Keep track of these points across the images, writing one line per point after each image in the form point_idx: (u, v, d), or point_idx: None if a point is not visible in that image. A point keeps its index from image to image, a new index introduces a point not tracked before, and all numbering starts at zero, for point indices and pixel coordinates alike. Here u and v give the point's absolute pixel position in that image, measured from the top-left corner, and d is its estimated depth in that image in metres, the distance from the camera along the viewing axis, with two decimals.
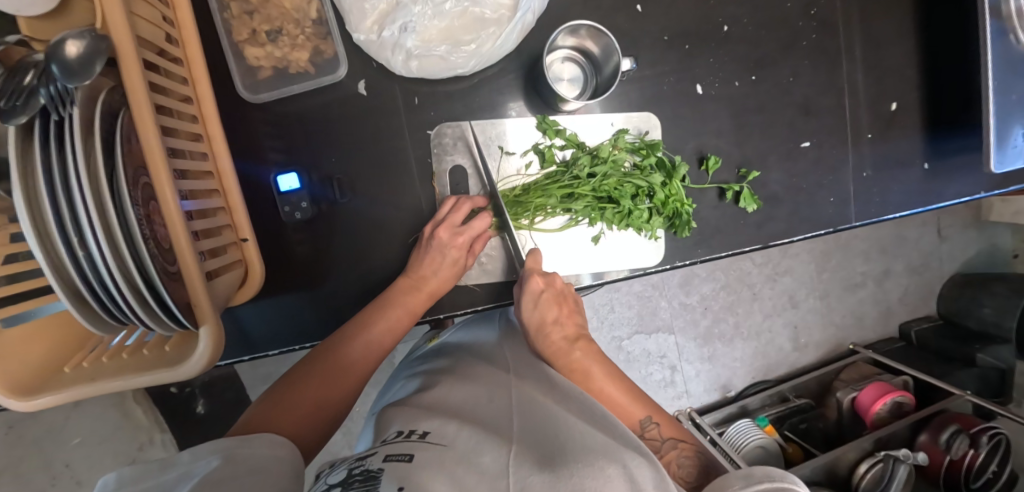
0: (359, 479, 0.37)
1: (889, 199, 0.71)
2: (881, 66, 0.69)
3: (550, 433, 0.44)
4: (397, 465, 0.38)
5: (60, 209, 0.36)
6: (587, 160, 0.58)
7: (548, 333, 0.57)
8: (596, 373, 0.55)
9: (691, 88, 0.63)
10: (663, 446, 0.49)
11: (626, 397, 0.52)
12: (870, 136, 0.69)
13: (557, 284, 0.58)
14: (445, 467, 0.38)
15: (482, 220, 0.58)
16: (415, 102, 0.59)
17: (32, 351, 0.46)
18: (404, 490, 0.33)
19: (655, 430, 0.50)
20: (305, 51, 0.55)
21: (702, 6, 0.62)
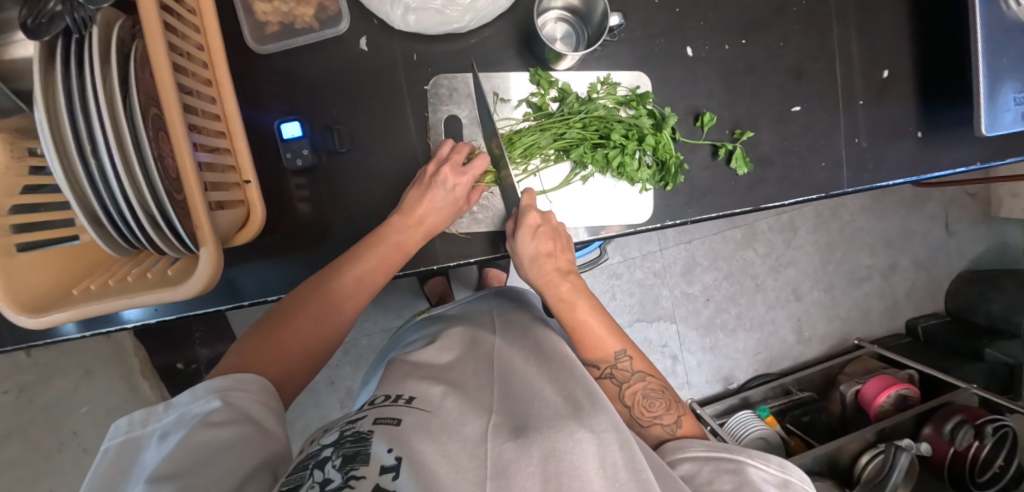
0: (350, 440, 0.38)
1: (882, 166, 0.71)
2: (872, 34, 0.70)
3: (527, 401, 0.45)
4: (387, 429, 0.39)
5: (76, 120, 0.39)
6: (578, 105, 0.60)
7: (542, 264, 0.59)
8: (581, 306, 0.59)
9: (682, 50, 0.65)
10: (631, 377, 0.55)
11: (604, 329, 0.58)
12: (862, 102, 0.70)
13: (554, 221, 0.60)
14: (432, 431, 0.39)
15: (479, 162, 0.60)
16: (414, 59, 0.62)
17: (47, 274, 0.49)
18: (393, 452, 0.35)
19: (626, 363, 0.56)
20: (310, 6, 0.58)
21: None
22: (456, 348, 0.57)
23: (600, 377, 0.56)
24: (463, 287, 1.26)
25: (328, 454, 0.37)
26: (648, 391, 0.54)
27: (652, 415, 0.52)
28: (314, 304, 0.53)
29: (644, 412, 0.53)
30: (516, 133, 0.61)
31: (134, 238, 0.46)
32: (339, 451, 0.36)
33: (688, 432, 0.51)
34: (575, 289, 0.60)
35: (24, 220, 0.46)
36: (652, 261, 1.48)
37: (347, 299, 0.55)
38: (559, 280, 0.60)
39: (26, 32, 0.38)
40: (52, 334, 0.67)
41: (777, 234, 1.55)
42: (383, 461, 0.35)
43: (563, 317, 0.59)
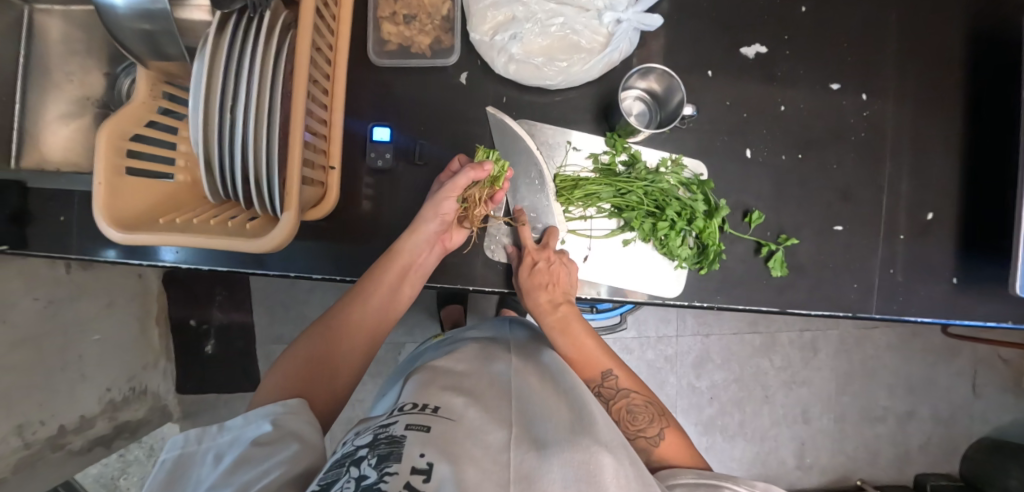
0: (384, 442, 0.39)
1: (912, 302, 0.73)
2: (922, 178, 0.74)
3: (545, 414, 0.47)
4: (418, 435, 0.40)
5: (228, 81, 0.46)
6: (645, 174, 0.65)
7: (537, 294, 0.64)
8: (574, 331, 0.64)
9: (741, 150, 0.70)
10: (616, 394, 0.60)
11: (595, 348, 0.64)
12: (902, 237, 0.73)
13: (550, 257, 0.64)
14: (457, 435, 0.41)
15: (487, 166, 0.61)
16: (503, 101, 0.68)
17: (141, 199, 0.57)
18: (426, 457, 0.37)
19: (613, 380, 0.61)
20: (429, 37, 0.68)
21: (767, 87, 0.70)
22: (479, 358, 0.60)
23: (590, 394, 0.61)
24: (478, 318, 1.28)
25: (363, 453, 0.39)
26: (633, 408, 0.58)
27: (636, 427, 0.56)
28: (352, 328, 0.59)
29: (631, 424, 0.57)
30: (581, 180, 0.66)
31: (231, 190, 0.52)
32: (374, 452, 0.38)
33: (671, 436, 0.55)
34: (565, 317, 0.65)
35: (137, 147, 0.54)
36: (665, 344, 1.48)
37: (387, 307, 0.62)
38: (551, 309, 0.65)
39: (213, 1, 0.47)
40: (99, 254, 0.74)
41: (795, 349, 1.53)
42: (416, 463, 0.36)
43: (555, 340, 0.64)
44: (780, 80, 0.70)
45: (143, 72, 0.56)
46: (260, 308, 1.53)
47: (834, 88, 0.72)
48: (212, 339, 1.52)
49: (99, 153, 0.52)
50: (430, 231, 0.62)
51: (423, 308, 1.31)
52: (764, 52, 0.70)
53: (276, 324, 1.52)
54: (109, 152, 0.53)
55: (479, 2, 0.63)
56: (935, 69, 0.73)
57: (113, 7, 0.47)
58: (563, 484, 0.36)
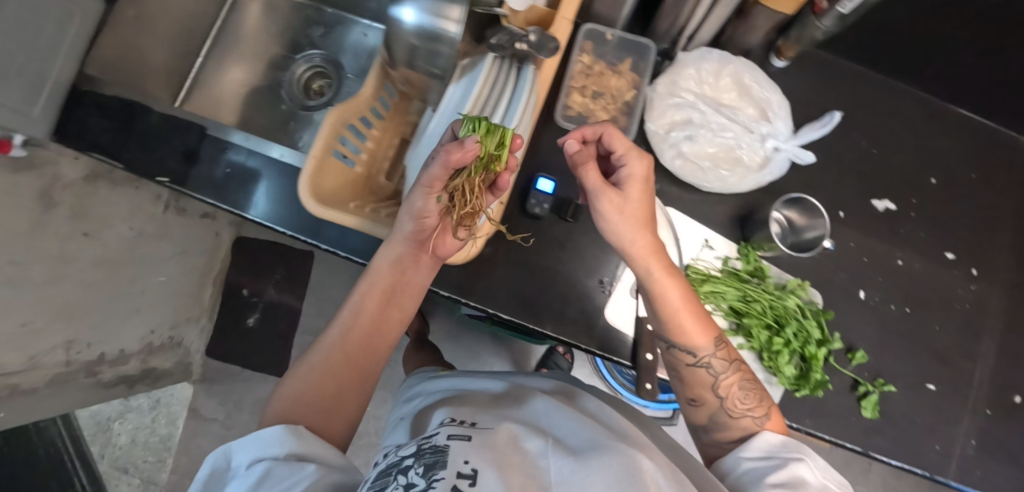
0: (430, 451, 0.42)
1: (991, 482, 0.73)
2: (1016, 362, 0.77)
3: (571, 424, 0.46)
4: (460, 442, 0.42)
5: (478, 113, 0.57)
6: (772, 290, 0.69)
7: (636, 237, 0.53)
8: (673, 294, 0.54)
9: (855, 290, 0.75)
10: (726, 369, 0.55)
11: (692, 320, 0.55)
12: (989, 413, 0.75)
13: (633, 173, 0.54)
14: (497, 445, 0.41)
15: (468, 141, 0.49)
16: (654, 187, 0.74)
17: (333, 179, 0.63)
18: (470, 463, 0.38)
19: (721, 353, 0.55)
20: (607, 115, 0.74)
21: (889, 240, 0.76)
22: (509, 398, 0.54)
23: (694, 365, 0.56)
24: None
25: (410, 463, 0.41)
26: (670, 317, 0.55)
27: (719, 380, 0.55)
28: (355, 347, 0.54)
29: (678, 329, 0.55)
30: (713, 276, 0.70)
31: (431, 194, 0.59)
32: (420, 460, 0.41)
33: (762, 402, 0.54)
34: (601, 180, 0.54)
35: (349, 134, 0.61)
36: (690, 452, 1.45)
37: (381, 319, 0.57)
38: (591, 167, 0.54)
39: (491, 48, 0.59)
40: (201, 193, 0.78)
41: None
42: (461, 469, 0.38)
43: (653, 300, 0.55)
44: (901, 237, 0.77)
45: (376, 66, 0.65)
46: (310, 297, 1.55)
47: (948, 258, 0.77)
48: (256, 314, 1.53)
49: (322, 133, 0.59)
50: (403, 234, 0.58)
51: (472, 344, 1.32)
52: (893, 209, 0.77)
53: (319, 317, 1.54)
54: (328, 133, 0.59)
55: (662, 101, 0.72)
56: None
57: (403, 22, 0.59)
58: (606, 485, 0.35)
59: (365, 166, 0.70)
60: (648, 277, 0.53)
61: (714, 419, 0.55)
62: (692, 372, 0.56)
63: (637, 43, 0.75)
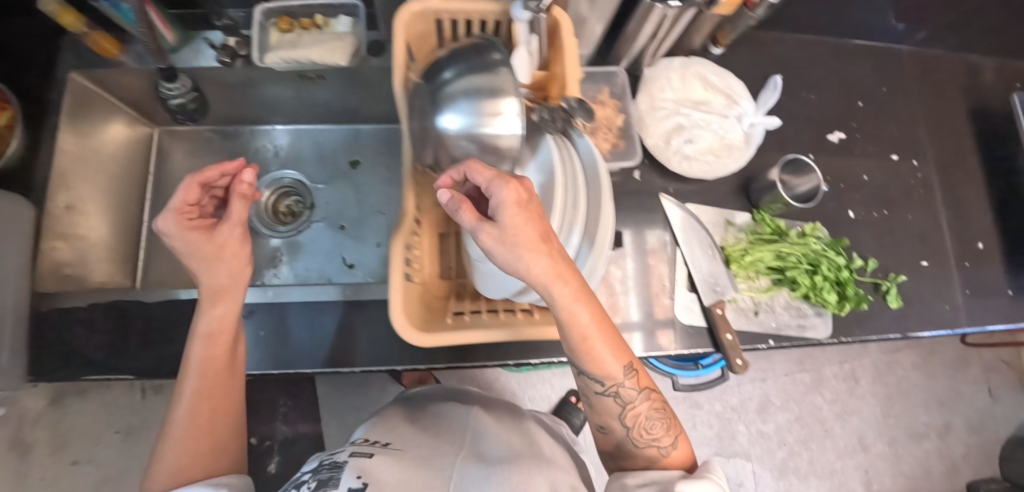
0: (325, 468, 0.60)
1: (987, 317, 0.92)
2: (966, 218, 0.96)
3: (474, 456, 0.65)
4: (360, 459, 0.59)
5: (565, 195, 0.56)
6: (799, 240, 0.79)
7: (538, 260, 0.46)
8: (584, 319, 0.49)
9: (844, 212, 0.88)
10: (635, 398, 0.55)
11: (606, 347, 0.51)
12: (965, 264, 0.93)
13: (510, 194, 0.45)
14: (395, 464, 0.58)
15: (500, 190, 0.46)
16: (669, 191, 0.81)
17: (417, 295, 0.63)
18: (361, 478, 0.53)
19: (632, 380, 0.54)
20: (609, 142, 0.79)
21: (851, 161, 0.91)
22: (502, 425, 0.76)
23: (602, 391, 0.55)
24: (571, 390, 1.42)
25: (308, 477, 0.59)
26: (651, 412, 0.56)
27: (652, 434, 0.55)
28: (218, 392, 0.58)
29: (642, 433, 0.56)
30: (748, 247, 0.79)
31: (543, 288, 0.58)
32: (315, 476, 0.58)
33: (683, 448, 0.56)
34: (574, 271, 0.48)
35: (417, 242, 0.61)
36: (729, 395, 1.56)
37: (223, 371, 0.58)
38: (566, 280, 0.47)
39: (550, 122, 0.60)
40: None
41: (842, 383, 1.62)
42: (352, 483, 0.52)
43: (570, 332, 0.50)
44: (858, 155, 0.91)
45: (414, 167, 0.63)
46: (329, 414, 1.41)
47: (894, 159, 0.94)
48: (275, 457, 1.35)
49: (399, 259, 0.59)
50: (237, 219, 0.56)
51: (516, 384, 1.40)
52: (844, 138, 0.91)
53: (347, 430, 1.42)
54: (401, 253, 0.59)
55: (651, 117, 0.79)
56: (956, 139, 0.98)
57: (444, 128, 0.57)
58: None
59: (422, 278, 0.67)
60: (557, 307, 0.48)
61: (622, 447, 0.57)
62: (601, 400, 0.56)
63: (605, 74, 0.82)
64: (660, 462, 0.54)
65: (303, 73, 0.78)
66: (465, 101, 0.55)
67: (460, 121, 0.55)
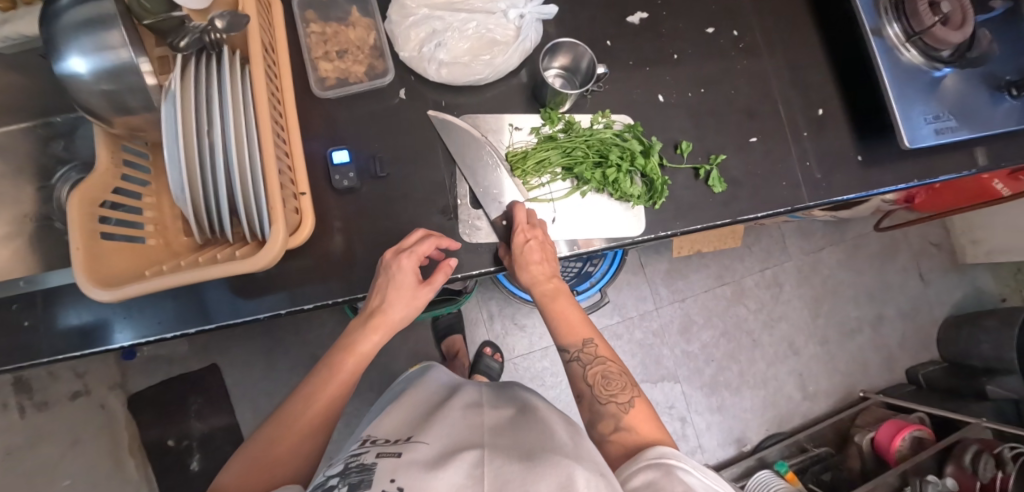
0: (354, 471, 0.53)
1: (835, 186, 0.85)
2: (804, 84, 0.88)
3: (519, 442, 0.59)
4: (389, 461, 0.54)
5: (203, 114, 0.51)
6: (585, 132, 0.74)
7: (533, 270, 0.69)
8: (562, 303, 0.72)
9: (654, 97, 0.81)
10: (593, 361, 0.67)
11: (577, 321, 0.71)
12: (806, 133, 0.86)
13: (413, 253, 0.64)
14: (422, 462, 0.52)
15: (522, 234, 0.69)
16: (442, 105, 0.75)
17: (125, 259, 0.59)
18: (395, 481, 0.49)
19: (592, 348, 0.69)
20: (363, 66, 0.74)
21: (657, 42, 0.83)
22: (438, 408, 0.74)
23: (570, 360, 0.69)
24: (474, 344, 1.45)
25: (335, 482, 0.52)
26: (608, 372, 0.66)
27: (611, 393, 0.64)
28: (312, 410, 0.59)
29: (604, 390, 0.65)
30: (532, 149, 0.74)
31: (222, 214, 0.56)
32: (346, 480, 0.52)
33: (640, 408, 0.63)
34: (556, 288, 0.73)
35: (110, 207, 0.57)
36: (649, 321, 1.56)
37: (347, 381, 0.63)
38: (547, 281, 0.72)
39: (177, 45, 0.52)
40: None
41: (764, 290, 1.63)
42: (388, 487, 0.48)
43: (548, 309, 0.72)
44: (666, 34, 0.84)
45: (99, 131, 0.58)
46: (243, 405, 1.39)
47: (711, 32, 0.86)
48: (196, 454, 1.34)
49: (74, 222, 0.54)
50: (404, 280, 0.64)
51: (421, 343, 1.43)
52: (647, 17, 0.83)
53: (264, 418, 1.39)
54: (82, 218, 0.54)
55: (401, 27, 0.72)
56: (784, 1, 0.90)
57: (77, 74, 0.50)
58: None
59: (159, 236, 0.65)
60: (544, 297, 0.72)
61: (594, 412, 0.64)
62: (569, 367, 0.69)
63: None
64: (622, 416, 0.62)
65: (38, 52, 0.74)
66: (84, 38, 0.49)
67: (87, 62, 0.50)
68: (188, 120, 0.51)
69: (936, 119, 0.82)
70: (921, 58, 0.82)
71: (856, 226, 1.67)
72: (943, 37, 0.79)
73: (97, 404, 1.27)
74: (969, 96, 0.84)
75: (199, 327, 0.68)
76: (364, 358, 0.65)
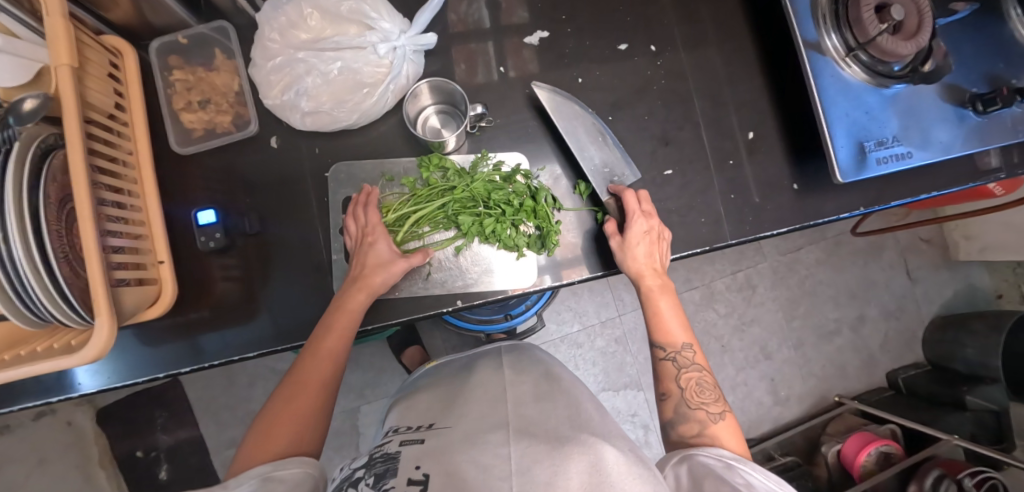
0: (380, 460, 0.48)
1: (762, 218, 0.77)
2: (732, 102, 0.80)
3: (543, 420, 0.52)
4: (413, 447, 0.49)
5: None
6: (462, 179, 0.69)
7: (641, 262, 0.66)
8: (662, 302, 0.67)
9: (553, 129, 0.75)
10: (689, 366, 0.64)
11: (678, 321, 0.67)
12: (734, 161, 0.78)
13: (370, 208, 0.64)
14: (453, 445, 0.48)
15: (636, 222, 0.66)
16: (317, 152, 0.71)
17: None
18: (421, 468, 0.44)
19: (689, 353, 0.65)
20: (229, 115, 0.70)
21: (559, 65, 0.76)
22: (450, 388, 0.64)
23: (664, 358, 0.65)
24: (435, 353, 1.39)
25: (361, 475, 0.47)
26: (702, 379, 0.63)
27: (701, 400, 0.61)
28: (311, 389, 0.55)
29: (695, 396, 0.62)
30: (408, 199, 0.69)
31: (38, 313, 0.52)
32: (371, 471, 0.46)
33: (729, 422, 0.60)
34: (662, 283, 0.68)
35: None
36: (611, 328, 1.50)
37: (343, 337, 0.59)
38: (654, 275, 0.67)
39: None
40: None
41: (735, 293, 1.53)
42: (413, 475, 0.43)
43: (647, 304, 0.68)
44: (569, 56, 0.76)
45: None
46: (205, 417, 1.36)
47: (623, 49, 0.78)
48: (166, 463, 1.33)
49: None
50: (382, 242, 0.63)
51: (376, 358, 1.42)
52: (547, 36, 0.76)
53: (226, 430, 1.36)
54: None
55: (263, 72, 0.67)
56: (714, 7, 0.81)
57: None
58: (579, 483, 0.40)
59: None
60: (651, 287, 0.67)
61: (677, 412, 0.62)
62: (659, 365, 0.65)
63: (213, 32, 0.71)
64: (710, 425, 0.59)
65: None
66: None
67: None
68: None
69: (878, 146, 0.74)
70: (865, 74, 0.75)
71: (836, 224, 1.56)
72: (891, 49, 0.71)
73: (64, 421, 1.28)
74: (922, 115, 0.77)
75: (73, 393, 0.66)
76: (335, 354, 0.58)
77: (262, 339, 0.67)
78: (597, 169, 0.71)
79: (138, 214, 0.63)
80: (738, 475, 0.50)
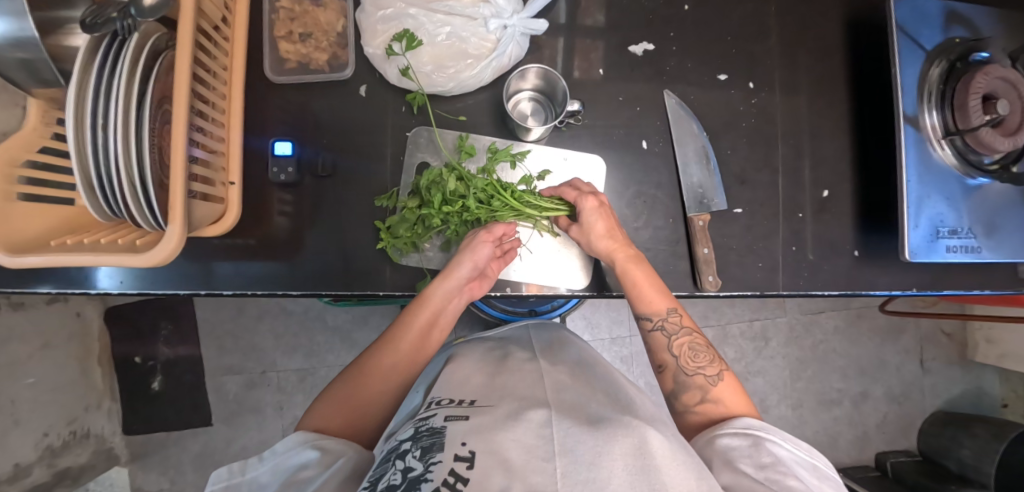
0: (427, 434, 0.42)
1: (817, 276, 0.77)
2: (814, 156, 0.79)
3: (586, 407, 0.47)
4: (459, 423, 0.43)
5: (98, 104, 0.47)
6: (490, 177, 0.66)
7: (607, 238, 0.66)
8: (637, 270, 0.65)
9: (638, 142, 0.74)
10: (679, 332, 0.63)
11: (657, 290, 0.65)
12: (803, 215, 0.77)
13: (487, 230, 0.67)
14: (498, 421, 0.42)
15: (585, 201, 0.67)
16: (403, 110, 0.71)
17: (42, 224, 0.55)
18: (468, 445, 0.39)
19: (676, 318, 0.64)
20: (325, 54, 0.70)
21: (656, 80, 0.75)
22: (488, 361, 0.61)
23: (651, 328, 0.64)
24: None
25: (408, 446, 0.42)
26: (695, 343, 0.62)
27: (697, 365, 0.60)
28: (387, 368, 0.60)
29: (689, 362, 0.60)
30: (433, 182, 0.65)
31: (115, 205, 0.52)
32: (417, 444, 0.41)
33: (730, 383, 0.58)
34: (635, 254, 0.66)
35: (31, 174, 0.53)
36: (619, 346, 1.50)
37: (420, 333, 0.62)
38: (622, 248, 0.66)
39: (83, 27, 0.47)
40: None
41: (748, 340, 1.53)
42: (459, 452, 0.38)
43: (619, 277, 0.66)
44: (668, 74, 0.76)
45: (31, 100, 0.55)
46: (209, 339, 1.38)
47: (722, 79, 0.77)
48: (160, 375, 1.35)
49: None
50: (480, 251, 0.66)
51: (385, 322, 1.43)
52: (652, 49, 0.76)
53: (225, 356, 1.37)
54: None
55: (371, 19, 0.66)
56: (820, 58, 0.80)
57: None
58: (622, 470, 0.37)
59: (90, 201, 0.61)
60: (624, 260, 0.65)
61: (675, 382, 0.60)
62: (650, 336, 0.64)
63: None
64: (710, 387, 0.58)
65: None
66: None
67: None
68: (78, 107, 0.46)
69: (951, 234, 0.73)
70: (956, 159, 0.74)
71: None
72: (987, 142, 0.71)
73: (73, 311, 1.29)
74: (997, 210, 0.75)
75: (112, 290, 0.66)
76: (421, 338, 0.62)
77: (307, 280, 0.68)
78: (692, 187, 0.73)
79: (220, 132, 0.63)
80: (766, 452, 0.48)
